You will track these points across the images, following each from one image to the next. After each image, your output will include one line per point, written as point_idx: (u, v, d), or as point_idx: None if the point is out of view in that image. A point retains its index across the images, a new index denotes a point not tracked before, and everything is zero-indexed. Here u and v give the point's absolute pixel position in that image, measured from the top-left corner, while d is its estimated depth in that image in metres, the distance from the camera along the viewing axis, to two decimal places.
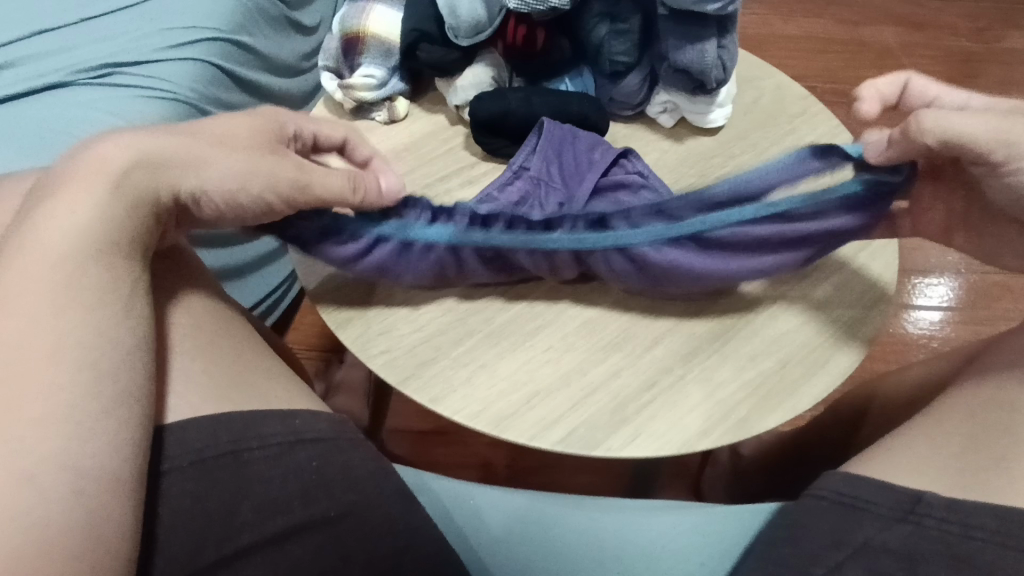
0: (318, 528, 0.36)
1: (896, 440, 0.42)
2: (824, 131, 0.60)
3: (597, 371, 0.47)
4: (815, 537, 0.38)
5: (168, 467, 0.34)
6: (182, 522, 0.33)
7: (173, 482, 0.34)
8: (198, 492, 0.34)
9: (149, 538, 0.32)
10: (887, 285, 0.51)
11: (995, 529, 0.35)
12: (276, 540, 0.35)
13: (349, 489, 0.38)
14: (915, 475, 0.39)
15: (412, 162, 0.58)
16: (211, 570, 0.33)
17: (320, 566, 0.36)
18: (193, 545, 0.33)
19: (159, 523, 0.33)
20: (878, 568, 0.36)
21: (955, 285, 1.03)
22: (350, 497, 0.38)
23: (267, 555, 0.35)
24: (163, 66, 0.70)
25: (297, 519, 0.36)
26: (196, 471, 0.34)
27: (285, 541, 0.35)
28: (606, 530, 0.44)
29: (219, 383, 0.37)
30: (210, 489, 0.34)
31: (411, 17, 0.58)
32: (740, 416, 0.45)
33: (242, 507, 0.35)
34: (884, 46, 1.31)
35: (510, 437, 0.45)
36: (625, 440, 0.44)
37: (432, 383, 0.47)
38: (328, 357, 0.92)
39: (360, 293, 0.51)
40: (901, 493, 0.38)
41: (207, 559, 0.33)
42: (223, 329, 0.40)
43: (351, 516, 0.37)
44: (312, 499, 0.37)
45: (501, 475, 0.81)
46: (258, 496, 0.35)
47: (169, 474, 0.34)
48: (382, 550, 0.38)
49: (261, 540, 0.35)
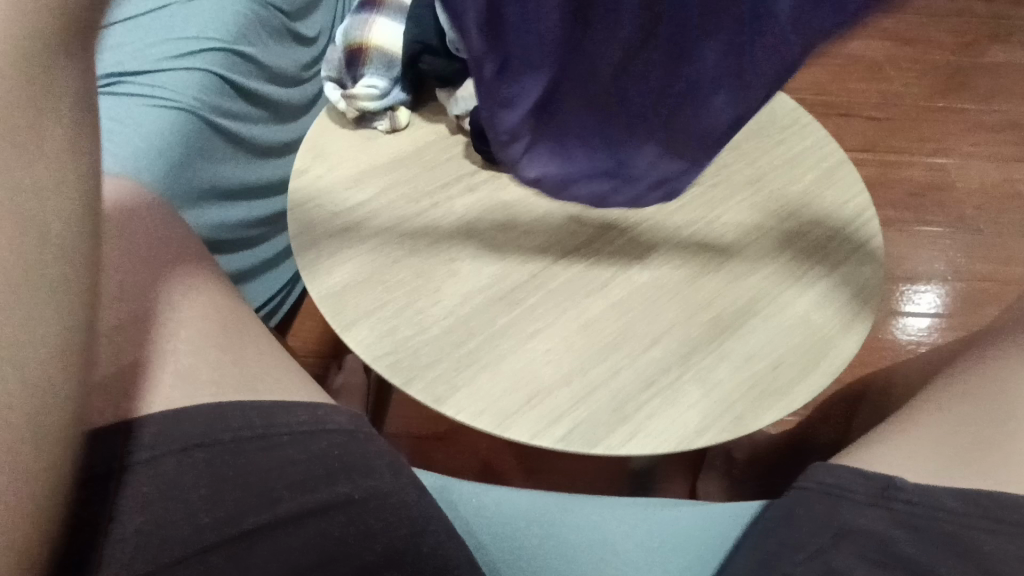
0: (344, 506, 0.36)
1: (893, 432, 0.43)
2: (811, 143, 0.63)
3: (597, 371, 0.49)
4: (801, 523, 0.40)
5: (183, 442, 0.34)
6: (202, 493, 0.33)
7: (191, 455, 0.34)
8: (222, 468, 0.34)
9: (166, 510, 0.32)
10: (873, 290, 0.53)
11: (969, 505, 0.37)
12: (304, 515, 0.35)
13: (370, 475, 0.38)
14: (913, 464, 0.40)
15: (414, 169, 0.59)
16: (234, 538, 0.33)
17: (347, 543, 0.35)
18: (212, 517, 0.33)
19: (179, 494, 0.33)
20: (860, 552, 0.37)
21: (942, 291, 1.05)
22: (371, 483, 0.38)
23: (275, 540, 0.34)
24: (169, 76, 0.72)
25: (322, 498, 0.36)
26: (219, 448, 0.35)
27: (314, 517, 0.35)
28: (607, 525, 0.45)
29: (224, 367, 0.38)
30: (234, 466, 0.35)
31: (413, 28, 0.60)
32: (737, 414, 0.47)
33: (271, 483, 0.35)
34: (873, 60, 1.35)
35: (513, 435, 0.46)
36: (624, 437, 0.46)
37: (437, 383, 0.48)
38: (327, 363, 0.92)
39: (366, 297, 0.52)
40: (874, 478, 0.40)
41: (230, 529, 0.33)
42: (224, 315, 0.41)
43: (374, 498, 0.38)
44: (335, 480, 0.37)
45: (500, 478, 0.82)
46: (284, 474, 0.36)
47: (184, 449, 0.34)
48: (404, 531, 0.37)
49: (267, 522, 0.34)
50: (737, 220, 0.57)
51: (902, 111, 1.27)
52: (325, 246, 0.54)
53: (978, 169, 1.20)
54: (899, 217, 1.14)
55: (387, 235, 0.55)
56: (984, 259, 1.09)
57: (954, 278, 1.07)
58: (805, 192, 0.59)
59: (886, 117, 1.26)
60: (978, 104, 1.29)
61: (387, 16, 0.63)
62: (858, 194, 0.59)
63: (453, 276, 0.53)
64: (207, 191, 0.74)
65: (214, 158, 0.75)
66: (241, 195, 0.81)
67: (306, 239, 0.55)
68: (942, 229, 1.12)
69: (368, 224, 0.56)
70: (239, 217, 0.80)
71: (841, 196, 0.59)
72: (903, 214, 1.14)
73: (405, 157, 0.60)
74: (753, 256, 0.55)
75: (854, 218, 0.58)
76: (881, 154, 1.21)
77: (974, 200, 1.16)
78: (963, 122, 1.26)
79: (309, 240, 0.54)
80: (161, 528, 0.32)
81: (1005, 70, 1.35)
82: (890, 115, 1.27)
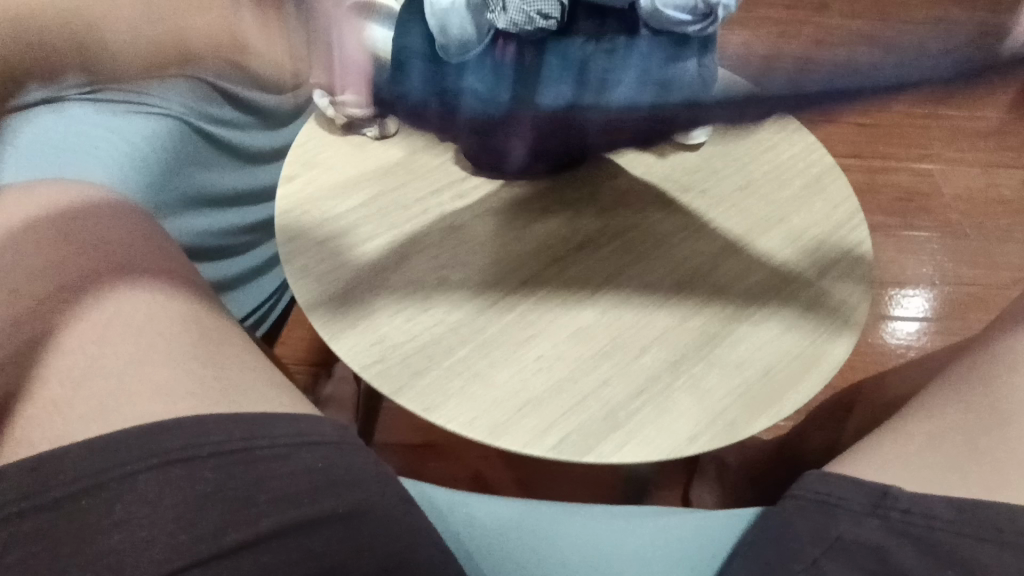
0: (332, 521, 0.36)
1: (877, 442, 0.44)
2: (801, 149, 0.63)
3: (588, 380, 0.48)
4: (796, 534, 0.40)
5: (171, 457, 0.34)
6: (182, 514, 0.33)
7: (175, 471, 0.34)
8: (208, 487, 0.34)
9: (146, 532, 0.32)
10: (863, 297, 0.53)
11: (962, 519, 0.37)
12: (289, 532, 0.34)
13: (356, 488, 0.38)
14: (897, 476, 0.41)
15: (403, 176, 0.59)
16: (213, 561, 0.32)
17: (335, 559, 0.35)
18: (191, 536, 0.32)
19: (160, 517, 0.32)
20: (855, 562, 0.37)
21: (932, 296, 1.06)
22: (357, 495, 0.38)
23: (257, 556, 0.33)
24: (155, 83, 0.71)
25: (308, 514, 0.35)
26: (210, 464, 0.34)
27: (300, 534, 0.35)
28: (599, 535, 0.45)
29: (212, 389, 0.39)
30: (220, 484, 0.34)
31: (404, 35, 0.60)
32: (729, 420, 0.46)
33: (257, 499, 0.35)
34: None
35: (505, 444, 0.45)
36: (616, 446, 0.45)
37: (427, 392, 0.47)
38: (317, 371, 0.92)
39: (356, 304, 0.51)
40: (870, 488, 0.40)
41: (206, 551, 0.32)
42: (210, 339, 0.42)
43: (361, 513, 0.37)
44: (321, 494, 0.36)
45: (493, 486, 0.82)
46: (271, 490, 0.35)
47: (171, 464, 0.34)
48: (394, 547, 0.37)
49: (247, 540, 0.33)
50: (726, 226, 0.58)
51: (889, 117, 1.29)
52: (315, 254, 0.54)
53: (964, 174, 1.22)
54: (887, 222, 1.15)
55: (377, 242, 0.55)
56: (970, 263, 1.10)
57: (941, 282, 1.08)
58: (795, 198, 0.60)
59: (873, 123, 1.28)
60: None
61: None
62: (847, 199, 0.60)
63: (442, 283, 0.53)
64: (194, 198, 0.74)
65: (201, 166, 0.75)
66: (230, 203, 0.80)
67: (296, 246, 0.54)
68: (929, 234, 1.13)
69: (357, 231, 0.55)
70: (228, 223, 0.79)
71: (830, 202, 0.59)
72: (891, 219, 1.15)
73: (395, 164, 0.60)
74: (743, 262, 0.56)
75: (843, 223, 0.58)
76: (868, 160, 1.23)
77: (960, 205, 1.18)
78: (948, 129, 1.28)
79: (299, 247, 0.54)
80: (140, 550, 0.31)
81: None
82: (877, 121, 1.28)
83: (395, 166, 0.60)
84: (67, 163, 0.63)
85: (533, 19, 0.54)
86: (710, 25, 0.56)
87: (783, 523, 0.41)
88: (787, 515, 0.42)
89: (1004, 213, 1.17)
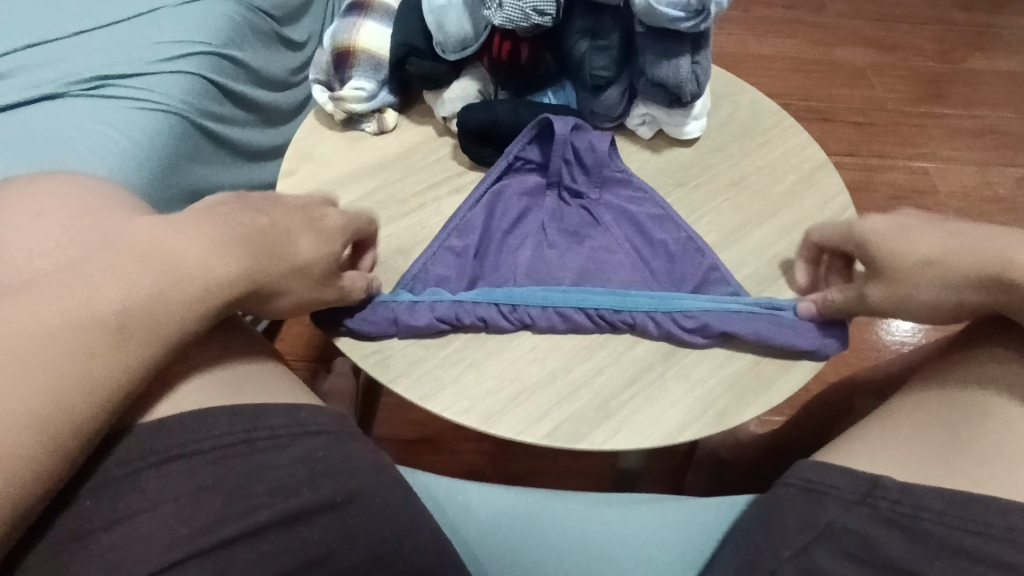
0: (325, 511, 0.37)
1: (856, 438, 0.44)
2: (795, 144, 0.64)
3: (581, 370, 0.49)
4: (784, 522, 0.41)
5: (172, 452, 0.35)
6: (181, 507, 0.33)
7: (176, 465, 0.34)
8: (207, 477, 0.35)
9: (147, 524, 0.33)
10: None
11: (943, 510, 0.38)
12: (289, 521, 0.35)
13: (353, 475, 0.39)
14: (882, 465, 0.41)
15: (400, 171, 0.60)
16: (210, 550, 0.33)
17: (328, 547, 0.36)
18: (189, 529, 0.33)
19: (161, 509, 0.33)
20: (840, 548, 0.39)
21: None
22: (354, 483, 0.38)
23: (256, 545, 0.34)
24: (155, 79, 0.72)
25: (306, 502, 0.36)
26: (210, 456, 0.35)
27: (297, 522, 0.36)
28: (592, 523, 0.46)
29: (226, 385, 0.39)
30: (220, 472, 0.35)
31: (401, 31, 0.60)
32: (719, 410, 0.47)
33: (255, 488, 0.35)
34: (856, 66, 1.37)
35: (499, 432, 0.46)
36: (608, 435, 0.46)
37: (423, 382, 0.48)
38: (316, 366, 0.93)
39: None
40: (861, 477, 0.40)
41: (205, 541, 0.33)
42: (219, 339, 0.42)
43: (356, 501, 0.38)
44: (318, 484, 0.37)
45: (491, 479, 0.83)
46: (269, 479, 0.36)
47: (173, 459, 0.34)
48: (384, 534, 0.38)
49: (247, 529, 0.34)
50: (720, 220, 0.59)
51: (886, 116, 1.30)
52: None
53: (958, 173, 1.23)
54: None
55: None
56: None
57: None
58: (790, 192, 0.60)
59: (868, 122, 1.29)
60: (958, 109, 1.32)
61: (375, 19, 0.63)
62: (840, 194, 0.61)
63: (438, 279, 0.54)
64: (193, 193, 0.74)
65: (201, 162, 0.75)
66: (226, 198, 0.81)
67: None
68: None
69: None
70: None
71: (822, 197, 0.60)
72: None
73: (392, 159, 0.61)
74: (737, 256, 0.56)
75: (835, 217, 0.59)
76: (864, 158, 1.23)
77: (954, 203, 1.19)
78: (945, 127, 1.29)
79: None
80: (140, 543, 0.32)
81: (983, 76, 1.38)
82: (873, 120, 1.29)
83: (393, 161, 0.60)
84: (71, 160, 0.64)
85: (528, 16, 0.54)
86: (705, 20, 0.54)
87: (773, 511, 0.42)
88: (776, 503, 0.43)
89: (996, 212, 1.19)
